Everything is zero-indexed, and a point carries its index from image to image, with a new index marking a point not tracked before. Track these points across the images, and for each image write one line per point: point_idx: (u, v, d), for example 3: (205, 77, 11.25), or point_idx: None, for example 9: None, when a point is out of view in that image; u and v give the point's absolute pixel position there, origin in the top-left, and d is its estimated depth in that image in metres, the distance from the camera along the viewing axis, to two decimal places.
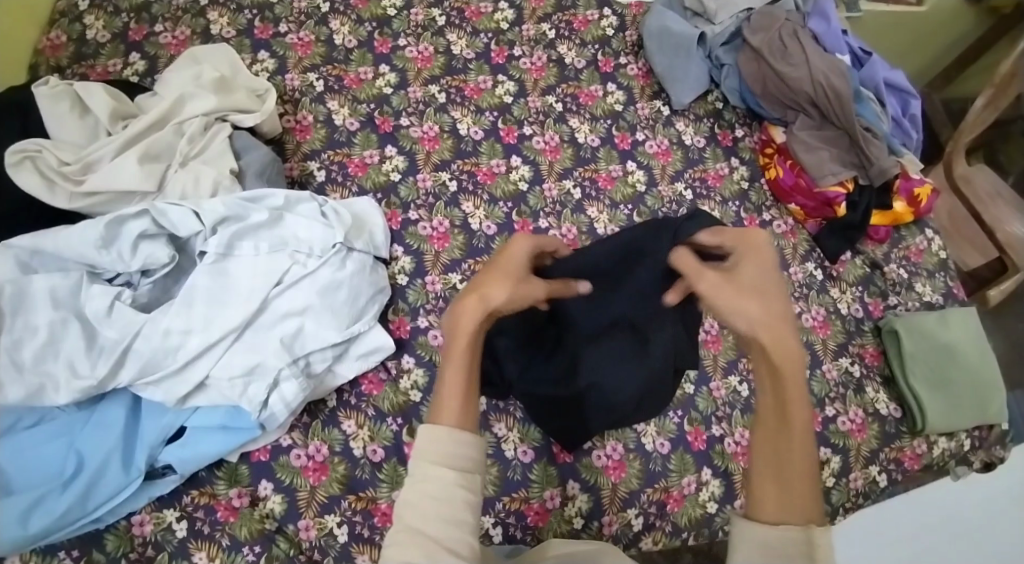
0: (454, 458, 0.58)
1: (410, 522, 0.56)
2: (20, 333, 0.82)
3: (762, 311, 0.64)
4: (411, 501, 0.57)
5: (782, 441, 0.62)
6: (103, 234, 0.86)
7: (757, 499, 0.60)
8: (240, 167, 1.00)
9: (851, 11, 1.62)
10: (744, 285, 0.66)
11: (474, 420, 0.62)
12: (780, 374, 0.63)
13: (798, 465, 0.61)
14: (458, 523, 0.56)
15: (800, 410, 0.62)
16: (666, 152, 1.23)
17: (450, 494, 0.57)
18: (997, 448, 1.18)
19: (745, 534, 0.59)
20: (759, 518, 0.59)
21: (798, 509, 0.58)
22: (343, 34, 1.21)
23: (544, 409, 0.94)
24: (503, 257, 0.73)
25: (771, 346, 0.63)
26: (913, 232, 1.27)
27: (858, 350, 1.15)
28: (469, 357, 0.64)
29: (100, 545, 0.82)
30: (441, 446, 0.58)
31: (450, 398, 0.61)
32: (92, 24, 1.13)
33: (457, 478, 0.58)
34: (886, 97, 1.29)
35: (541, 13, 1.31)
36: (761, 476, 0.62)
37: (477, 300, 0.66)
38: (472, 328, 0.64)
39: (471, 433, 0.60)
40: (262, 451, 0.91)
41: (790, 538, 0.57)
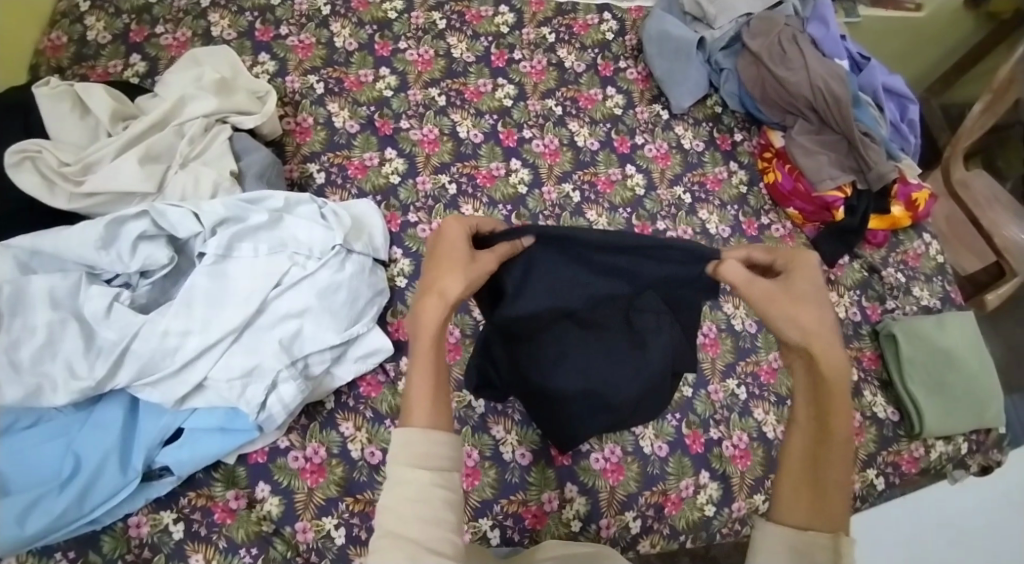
0: (430, 458, 0.60)
1: (391, 527, 0.57)
2: (18, 333, 0.81)
3: (815, 322, 0.65)
4: (389, 505, 0.58)
5: (819, 449, 0.65)
6: (102, 235, 0.86)
7: (786, 504, 0.63)
8: (240, 168, 1.00)
9: (851, 17, 1.59)
10: (796, 293, 0.67)
11: (447, 418, 0.63)
12: (825, 384, 0.65)
13: (833, 475, 0.63)
14: (440, 523, 0.57)
15: (839, 422, 0.64)
16: (665, 155, 1.23)
17: (428, 495, 0.58)
18: (994, 452, 1.19)
19: (770, 534, 0.62)
20: (786, 521, 0.62)
21: (827, 518, 0.61)
22: (343, 36, 1.21)
23: (540, 411, 0.95)
24: (441, 244, 0.71)
25: (819, 357, 0.65)
26: (910, 236, 1.27)
27: (855, 354, 1.15)
28: (436, 355, 0.65)
29: (97, 546, 0.82)
30: (417, 446, 0.60)
31: (421, 399, 0.63)
32: (93, 26, 1.14)
33: (434, 479, 0.59)
34: (884, 101, 1.29)
35: (542, 17, 1.31)
36: (794, 480, 0.65)
37: (435, 297, 0.66)
38: (435, 326, 0.65)
39: (446, 429, 0.62)
40: (260, 453, 0.91)
41: (816, 542, 0.60)
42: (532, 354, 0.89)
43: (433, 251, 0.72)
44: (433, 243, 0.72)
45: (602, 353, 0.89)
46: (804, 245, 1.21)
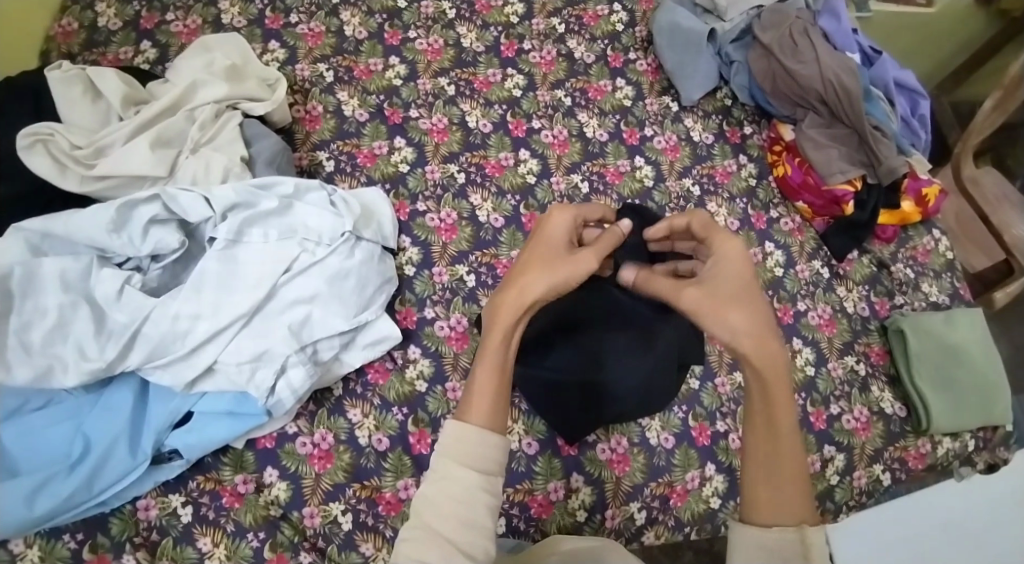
0: (480, 461, 0.60)
1: (431, 523, 0.58)
2: (29, 315, 0.82)
3: (748, 321, 0.65)
4: (433, 502, 0.59)
5: (770, 445, 0.63)
6: (114, 218, 0.87)
7: (751, 505, 0.62)
8: (251, 155, 1.00)
9: (862, 11, 1.62)
10: (726, 296, 0.66)
11: (502, 422, 0.63)
12: (763, 379, 0.64)
13: (787, 468, 0.62)
14: (476, 526, 0.58)
15: (783, 414, 0.64)
16: (674, 148, 1.23)
17: (473, 496, 0.59)
18: (1001, 449, 1.18)
19: (742, 538, 0.61)
20: (757, 521, 0.62)
21: (792, 512, 0.61)
22: (353, 25, 1.21)
23: (554, 404, 0.94)
24: (541, 235, 0.74)
25: (754, 355, 0.64)
26: (920, 231, 1.27)
27: (863, 349, 1.15)
28: (502, 355, 0.65)
29: (105, 529, 0.83)
30: (468, 444, 0.60)
31: (481, 399, 0.63)
32: (104, 12, 1.14)
33: (481, 481, 0.60)
34: (895, 96, 1.29)
35: (552, 7, 1.31)
36: (753, 481, 0.63)
37: (515, 294, 0.67)
38: (506, 323, 0.66)
39: (498, 436, 0.62)
40: (268, 438, 0.91)
41: (786, 540, 0.60)
42: (548, 344, 0.91)
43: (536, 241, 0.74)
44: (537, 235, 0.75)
45: (606, 342, 0.90)
46: (813, 239, 1.21)
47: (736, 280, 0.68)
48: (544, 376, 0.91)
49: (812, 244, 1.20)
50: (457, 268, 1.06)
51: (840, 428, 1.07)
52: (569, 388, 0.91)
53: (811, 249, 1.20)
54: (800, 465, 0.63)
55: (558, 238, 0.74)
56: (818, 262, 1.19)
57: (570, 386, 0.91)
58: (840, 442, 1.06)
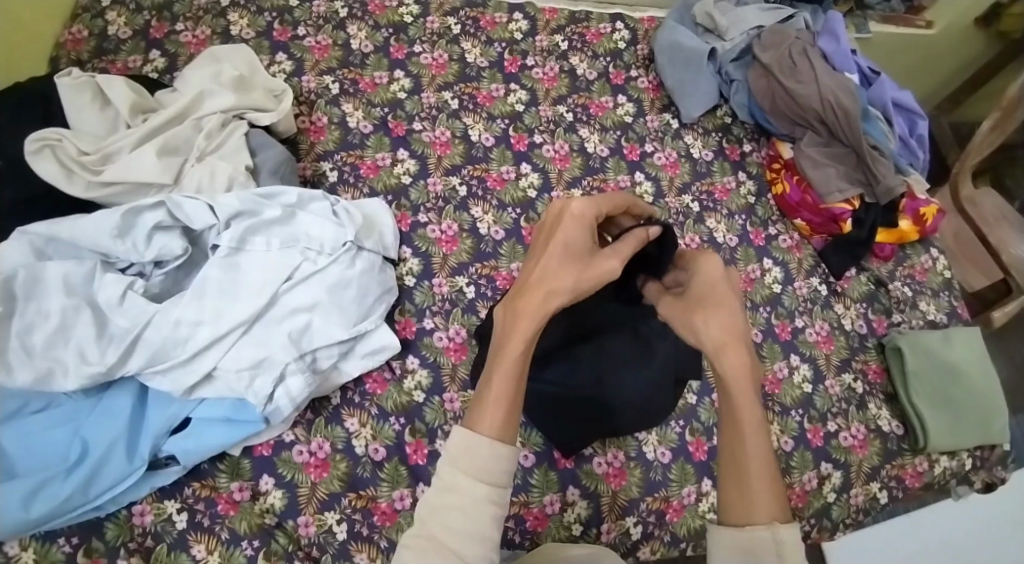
0: (492, 473, 0.59)
1: (435, 532, 0.58)
2: (32, 317, 0.83)
3: (711, 322, 0.67)
4: (437, 512, 0.59)
5: (739, 444, 0.62)
6: (119, 224, 0.88)
7: (724, 506, 0.61)
8: (256, 164, 1.01)
9: (861, 32, 1.62)
10: (699, 300, 0.70)
11: (513, 434, 0.62)
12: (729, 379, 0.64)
13: (756, 469, 0.61)
14: (478, 537, 0.58)
15: (751, 412, 0.63)
16: (674, 164, 1.24)
17: (480, 510, 0.58)
18: (998, 468, 1.17)
19: (718, 539, 0.60)
20: (731, 521, 0.60)
21: (764, 511, 0.59)
22: (360, 39, 1.23)
23: (558, 421, 0.93)
24: (562, 229, 0.71)
25: (723, 355, 0.65)
26: (917, 251, 1.28)
27: (861, 366, 1.15)
28: (521, 363, 0.64)
29: (100, 533, 0.83)
30: (470, 453, 0.59)
31: (493, 407, 0.62)
32: (114, 21, 1.16)
33: (491, 495, 0.59)
34: (893, 116, 1.30)
35: (555, 24, 1.33)
36: (727, 483, 0.62)
37: (542, 299, 0.66)
38: (528, 332, 0.64)
39: (509, 447, 0.61)
40: (264, 445, 0.91)
41: (759, 539, 0.58)
42: (553, 357, 0.90)
43: (555, 236, 0.71)
44: (555, 226, 0.71)
45: (607, 355, 0.90)
46: (811, 257, 1.22)
47: (706, 284, 0.70)
48: (549, 391, 0.90)
49: (810, 261, 1.21)
50: (457, 279, 1.07)
51: (837, 445, 1.07)
52: (574, 405, 0.90)
53: (809, 266, 1.21)
54: (772, 463, 0.61)
55: (579, 235, 0.71)
56: (816, 279, 1.19)
57: (575, 403, 0.91)
58: (837, 459, 1.06)
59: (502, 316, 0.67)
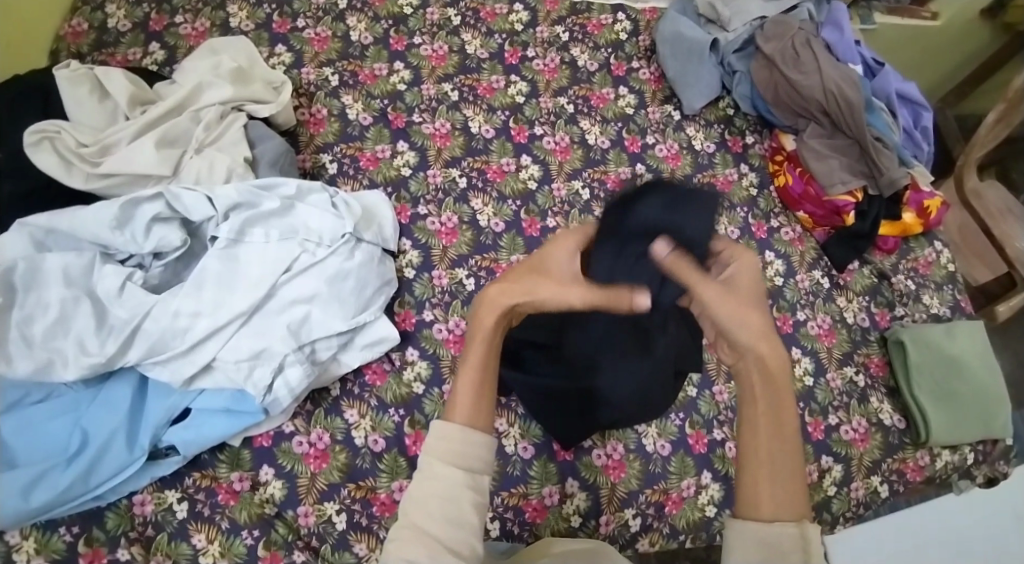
0: (463, 457, 0.60)
1: (418, 521, 0.57)
2: (31, 308, 0.83)
3: (762, 324, 0.64)
4: (420, 501, 0.58)
5: (775, 439, 0.62)
6: (117, 215, 0.88)
7: (752, 500, 0.60)
8: (255, 155, 1.02)
9: (866, 23, 1.62)
10: (741, 296, 0.66)
11: (485, 422, 0.63)
12: (772, 378, 0.64)
13: (789, 465, 0.61)
14: (464, 526, 0.58)
15: (785, 409, 0.63)
16: (676, 156, 1.24)
17: (458, 495, 0.58)
18: (1000, 463, 1.17)
19: (741, 533, 0.59)
20: (754, 517, 0.60)
21: (792, 508, 0.60)
22: (359, 30, 1.23)
23: (553, 406, 0.93)
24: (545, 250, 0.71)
25: (766, 352, 0.64)
26: (921, 243, 1.27)
27: (863, 359, 1.14)
28: (483, 357, 0.65)
29: (100, 523, 0.83)
30: (457, 444, 0.60)
31: (466, 398, 0.63)
32: (114, 14, 1.16)
33: (464, 479, 0.59)
34: (897, 107, 1.29)
35: (556, 16, 1.32)
36: (755, 475, 0.61)
37: (497, 295, 0.67)
38: (484, 329, 0.66)
39: (484, 433, 0.62)
40: (264, 436, 0.92)
41: (789, 536, 0.58)
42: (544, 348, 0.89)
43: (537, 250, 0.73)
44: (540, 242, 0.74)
45: (603, 350, 0.85)
46: (813, 249, 1.21)
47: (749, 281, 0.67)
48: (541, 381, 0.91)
49: (813, 254, 1.20)
50: (457, 271, 1.07)
51: (838, 438, 1.07)
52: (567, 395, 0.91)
53: (811, 258, 1.20)
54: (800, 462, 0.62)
55: (560, 249, 0.72)
56: (818, 271, 1.19)
57: (569, 395, 0.91)
58: (838, 452, 1.06)
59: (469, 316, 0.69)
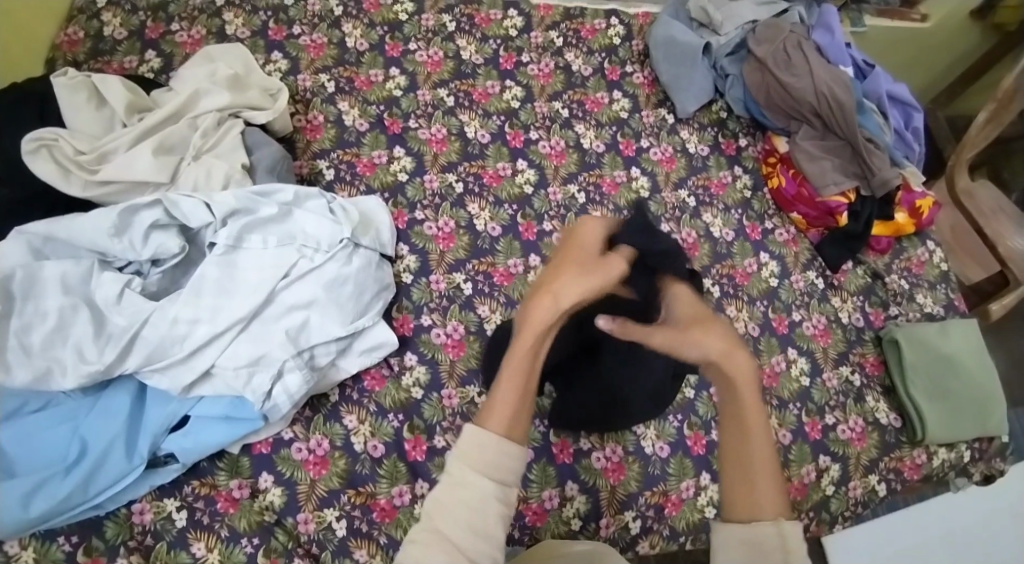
0: (496, 469, 0.60)
1: (440, 527, 0.57)
2: (29, 317, 0.83)
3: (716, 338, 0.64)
4: (445, 507, 0.58)
5: (744, 447, 0.63)
6: (116, 223, 0.88)
7: (730, 501, 0.62)
8: (252, 162, 1.02)
9: (857, 26, 1.62)
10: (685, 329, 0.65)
11: (521, 431, 0.63)
12: (736, 387, 0.64)
13: (760, 468, 0.62)
14: (486, 536, 0.58)
15: (748, 411, 0.63)
16: (670, 159, 1.25)
17: (483, 504, 0.59)
18: (997, 460, 1.18)
19: (722, 535, 0.61)
20: (736, 517, 0.61)
21: (768, 507, 0.61)
22: (355, 37, 1.23)
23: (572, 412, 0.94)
24: (574, 240, 0.74)
25: (727, 365, 0.64)
26: (914, 243, 1.28)
27: (858, 359, 1.15)
28: (533, 359, 0.65)
29: (99, 532, 0.83)
30: (486, 452, 0.60)
31: (504, 409, 0.63)
32: (110, 22, 1.16)
33: (495, 491, 0.59)
34: (888, 109, 1.30)
35: (550, 21, 1.34)
36: (733, 480, 0.63)
37: (550, 298, 0.66)
38: (538, 328, 0.65)
39: (517, 447, 0.62)
40: (263, 443, 0.92)
41: (766, 535, 0.59)
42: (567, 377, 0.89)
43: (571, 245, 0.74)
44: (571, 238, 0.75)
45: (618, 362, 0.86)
46: (808, 250, 1.22)
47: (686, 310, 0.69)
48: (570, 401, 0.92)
49: (807, 255, 1.22)
50: (454, 276, 1.07)
51: (835, 438, 1.07)
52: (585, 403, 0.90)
53: (806, 259, 1.21)
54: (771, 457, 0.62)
55: (591, 243, 0.73)
56: (812, 272, 1.20)
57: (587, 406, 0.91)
58: (835, 452, 1.06)
59: (518, 314, 0.69)
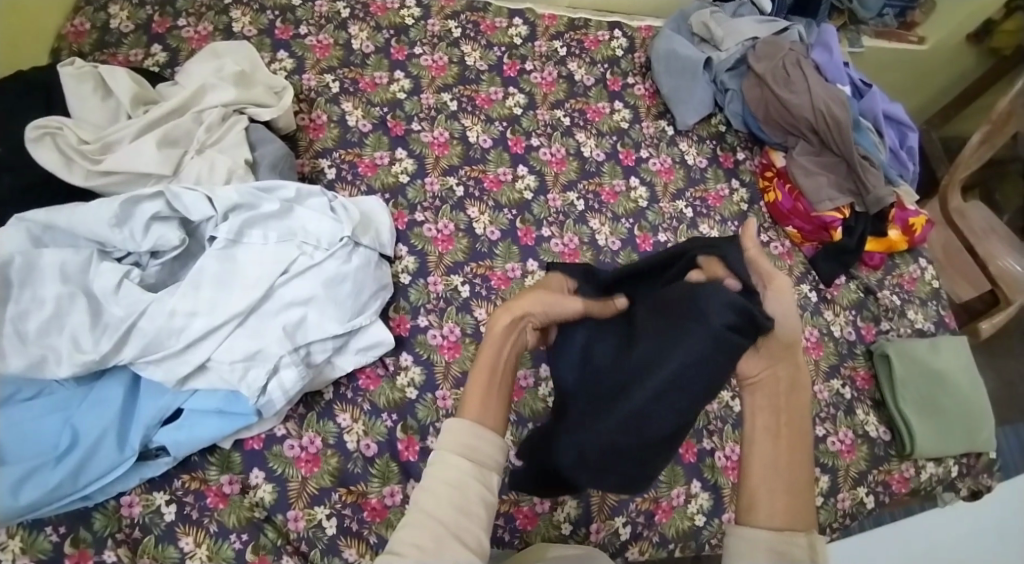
0: (472, 450, 0.62)
1: (425, 508, 0.58)
2: (26, 304, 0.83)
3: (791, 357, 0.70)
4: (429, 489, 0.59)
5: (793, 455, 0.66)
6: (116, 214, 0.88)
7: (765, 506, 0.63)
8: (255, 158, 1.02)
9: (854, 46, 1.65)
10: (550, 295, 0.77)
11: (494, 420, 0.65)
12: (796, 399, 0.69)
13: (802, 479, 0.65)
14: (471, 514, 0.59)
15: (800, 424, 0.67)
16: (669, 170, 1.26)
17: (463, 481, 0.60)
18: (983, 475, 1.19)
19: (755, 535, 0.61)
20: (767, 521, 0.63)
21: (802, 516, 0.63)
22: (361, 39, 1.24)
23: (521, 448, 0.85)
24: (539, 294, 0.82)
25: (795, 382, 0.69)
26: (906, 260, 1.30)
27: (849, 372, 1.16)
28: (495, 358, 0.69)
29: (87, 523, 0.82)
30: (465, 439, 0.62)
31: (478, 394, 0.67)
32: (117, 14, 1.16)
33: (473, 470, 0.61)
34: (884, 128, 1.32)
35: (554, 31, 1.35)
36: (770, 486, 0.64)
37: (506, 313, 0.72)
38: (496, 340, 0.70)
39: (492, 434, 0.64)
40: (256, 439, 0.92)
41: (797, 542, 0.61)
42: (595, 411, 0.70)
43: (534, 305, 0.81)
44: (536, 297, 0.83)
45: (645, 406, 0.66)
46: (802, 264, 1.24)
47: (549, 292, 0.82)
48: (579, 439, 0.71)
49: (801, 268, 1.23)
50: (452, 278, 1.08)
51: (826, 449, 1.08)
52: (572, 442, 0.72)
53: (800, 273, 1.22)
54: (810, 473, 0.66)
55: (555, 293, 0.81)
56: (806, 285, 1.21)
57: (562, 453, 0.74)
58: (825, 463, 1.07)
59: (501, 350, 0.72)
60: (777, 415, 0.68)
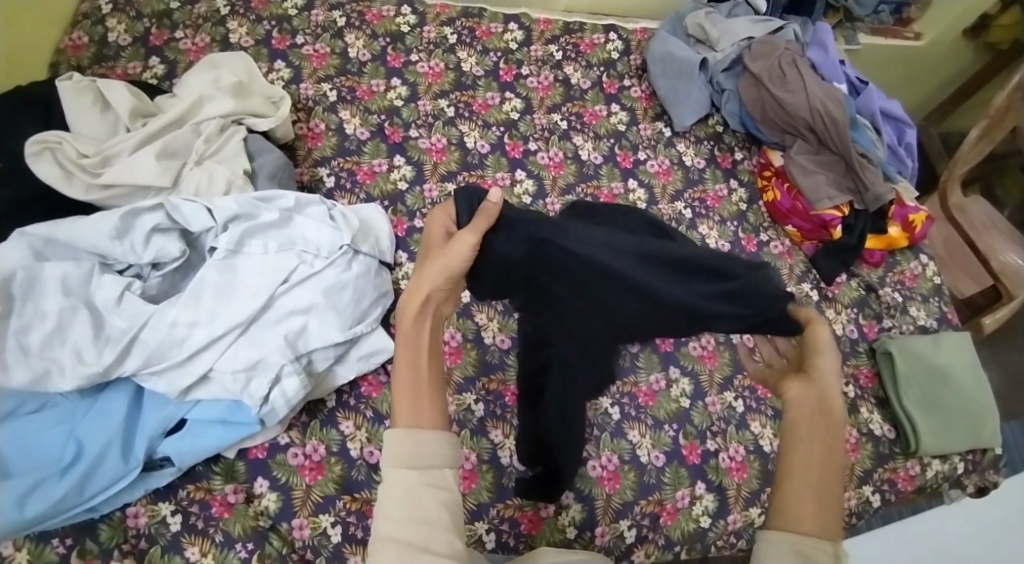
0: (418, 459, 0.60)
1: (386, 532, 0.58)
2: (28, 318, 0.83)
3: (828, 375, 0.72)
4: (383, 509, 0.59)
5: (825, 464, 0.65)
6: (116, 226, 0.89)
7: (792, 513, 0.62)
8: (254, 168, 1.03)
9: (850, 44, 1.64)
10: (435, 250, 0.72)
11: (429, 414, 0.63)
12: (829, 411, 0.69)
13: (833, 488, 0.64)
14: (433, 523, 0.59)
15: (834, 435, 0.67)
16: (667, 171, 1.26)
17: (416, 495, 0.59)
18: (990, 472, 1.19)
19: (780, 541, 0.61)
20: (793, 527, 0.62)
21: (828, 525, 0.62)
22: (357, 47, 1.25)
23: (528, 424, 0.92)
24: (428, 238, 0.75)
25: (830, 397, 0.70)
26: (907, 257, 1.30)
27: (852, 370, 1.16)
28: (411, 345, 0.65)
29: (93, 535, 0.82)
30: (404, 447, 0.60)
31: (407, 396, 0.63)
32: (114, 27, 1.17)
33: (424, 478, 0.60)
34: (882, 125, 1.32)
35: (550, 35, 1.36)
36: (799, 492, 0.63)
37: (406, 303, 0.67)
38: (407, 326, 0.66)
39: (432, 430, 0.62)
40: (259, 448, 0.92)
41: (821, 549, 0.61)
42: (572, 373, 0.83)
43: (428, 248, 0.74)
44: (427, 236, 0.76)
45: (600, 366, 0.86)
46: (802, 262, 1.24)
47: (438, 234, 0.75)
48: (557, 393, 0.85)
49: (801, 267, 1.23)
50: None
51: None
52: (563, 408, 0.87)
53: (800, 272, 1.22)
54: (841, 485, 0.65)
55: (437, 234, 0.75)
56: (807, 284, 1.21)
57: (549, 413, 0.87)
58: None
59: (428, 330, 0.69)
60: (812, 424, 0.68)
